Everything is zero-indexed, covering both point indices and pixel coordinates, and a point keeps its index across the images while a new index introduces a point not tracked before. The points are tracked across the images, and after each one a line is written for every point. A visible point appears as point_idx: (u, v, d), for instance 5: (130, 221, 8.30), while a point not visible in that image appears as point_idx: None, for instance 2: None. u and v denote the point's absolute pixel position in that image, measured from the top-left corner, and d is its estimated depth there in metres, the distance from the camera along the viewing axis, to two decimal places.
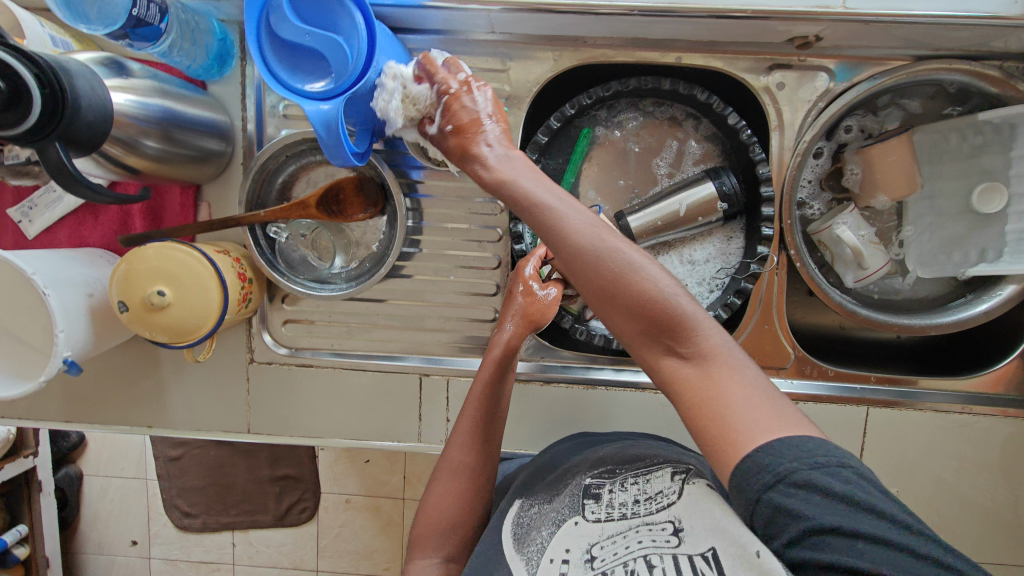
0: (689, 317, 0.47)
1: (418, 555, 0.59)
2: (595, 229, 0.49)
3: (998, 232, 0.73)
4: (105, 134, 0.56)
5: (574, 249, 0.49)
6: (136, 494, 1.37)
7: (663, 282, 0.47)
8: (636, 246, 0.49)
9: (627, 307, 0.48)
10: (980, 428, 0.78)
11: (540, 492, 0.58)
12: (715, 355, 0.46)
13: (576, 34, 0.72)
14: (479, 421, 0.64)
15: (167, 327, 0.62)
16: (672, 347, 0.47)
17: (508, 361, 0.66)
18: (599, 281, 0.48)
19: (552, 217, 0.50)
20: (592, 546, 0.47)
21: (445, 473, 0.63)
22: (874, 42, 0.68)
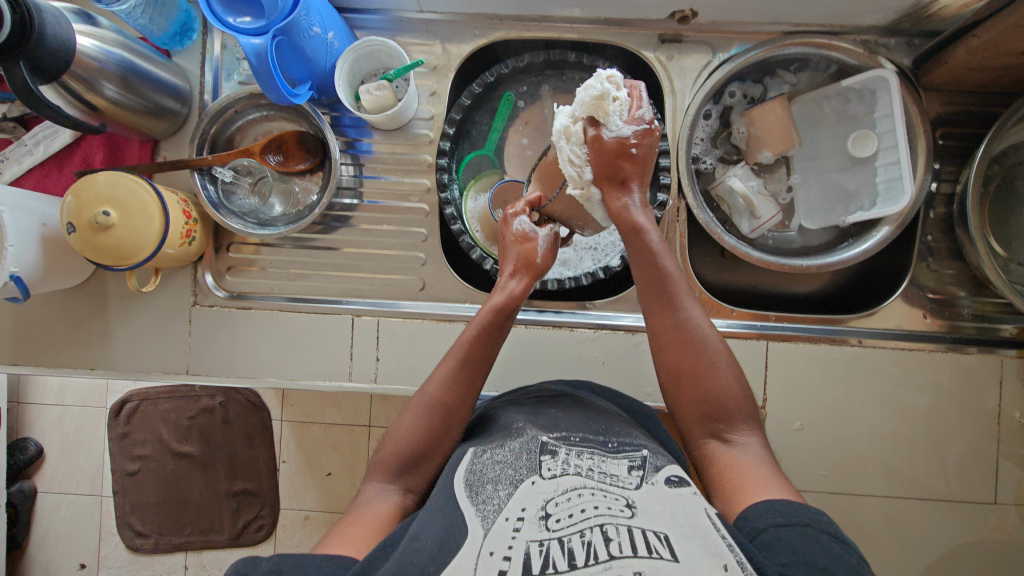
0: (742, 413, 0.60)
1: (375, 479, 0.61)
2: (710, 332, 0.63)
3: (872, 182, 0.82)
4: (66, 66, 0.65)
5: (665, 328, 0.64)
6: (86, 512, 1.31)
7: (726, 381, 0.61)
8: (719, 341, 0.63)
9: (682, 366, 0.62)
10: (873, 360, 0.82)
11: (489, 443, 0.62)
12: (739, 419, 0.60)
13: (493, 12, 0.83)
14: (466, 364, 0.66)
15: (109, 248, 0.70)
16: (720, 433, 0.60)
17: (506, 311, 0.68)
18: (678, 342, 0.63)
19: (675, 303, 0.63)
20: (548, 503, 0.50)
21: (419, 408, 0.64)
22: (742, 18, 0.80)
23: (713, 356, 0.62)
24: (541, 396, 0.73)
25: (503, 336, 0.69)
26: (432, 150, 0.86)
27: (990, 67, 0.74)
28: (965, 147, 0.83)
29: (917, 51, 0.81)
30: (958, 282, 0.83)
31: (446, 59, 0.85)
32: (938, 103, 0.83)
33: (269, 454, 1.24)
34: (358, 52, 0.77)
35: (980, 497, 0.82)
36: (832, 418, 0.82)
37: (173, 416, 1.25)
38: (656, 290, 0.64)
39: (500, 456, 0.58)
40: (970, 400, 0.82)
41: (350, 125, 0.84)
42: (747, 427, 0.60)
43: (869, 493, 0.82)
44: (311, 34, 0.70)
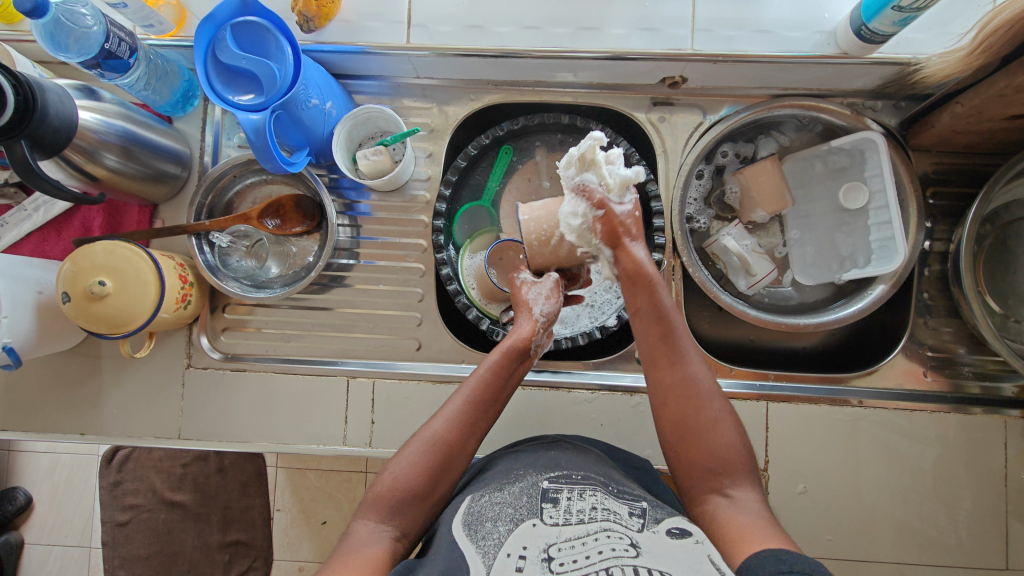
0: (741, 470, 0.61)
1: (370, 515, 0.59)
2: (710, 386, 0.63)
3: (865, 242, 0.82)
4: (67, 141, 0.66)
5: (671, 382, 0.63)
6: (77, 564, 1.41)
7: (728, 438, 0.61)
8: (721, 398, 0.64)
9: (689, 417, 0.62)
10: (876, 420, 0.81)
11: (490, 486, 0.61)
12: (739, 473, 0.60)
13: (489, 78, 0.85)
14: (472, 401, 0.64)
15: (105, 317, 0.69)
16: (722, 488, 0.59)
17: (517, 353, 0.66)
18: (681, 398, 0.62)
19: (677, 355, 0.63)
20: (550, 547, 0.50)
21: (422, 443, 0.62)
22: (732, 83, 0.82)
23: (710, 401, 0.63)
24: (540, 443, 0.71)
25: (512, 385, 0.67)
26: (428, 211, 0.86)
27: (976, 130, 0.75)
28: (955, 207, 0.85)
29: (903, 113, 0.82)
30: (957, 340, 0.84)
31: (443, 123, 0.87)
32: (928, 162, 0.85)
33: (264, 503, 1.25)
34: (355, 119, 0.79)
35: (992, 563, 0.79)
36: (836, 479, 0.80)
37: (167, 464, 1.24)
38: (661, 345, 0.64)
39: (499, 497, 0.57)
40: (976, 460, 0.80)
41: (348, 187, 0.85)
42: (746, 483, 0.60)
43: (878, 559, 0.79)
44: (310, 106, 0.72)
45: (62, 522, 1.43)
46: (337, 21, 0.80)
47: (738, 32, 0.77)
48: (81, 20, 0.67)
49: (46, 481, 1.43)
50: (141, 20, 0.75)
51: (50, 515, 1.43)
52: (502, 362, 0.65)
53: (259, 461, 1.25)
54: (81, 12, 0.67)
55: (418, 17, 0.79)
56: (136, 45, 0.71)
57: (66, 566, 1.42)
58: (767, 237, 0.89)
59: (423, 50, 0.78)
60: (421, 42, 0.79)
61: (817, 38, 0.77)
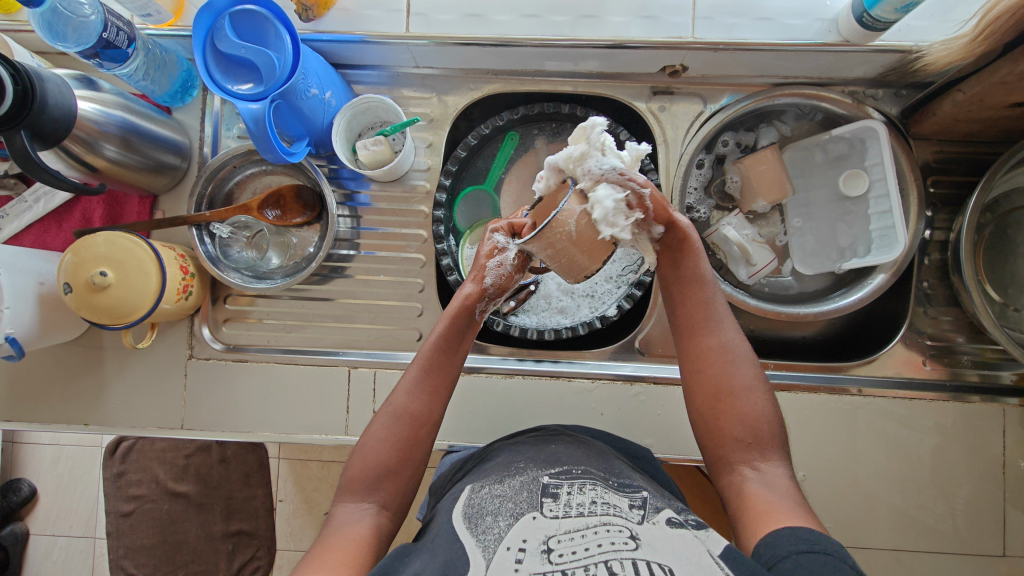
0: (773, 440, 0.60)
1: (348, 499, 0.60)
2: (745, 352, 0.64)
3: (866, 232, 0.82)
4: (67, 131, 0.66)
5: (708, 347, 0.64)
6: (81, 553, 1.43)
7: (762, 408, 0.61)
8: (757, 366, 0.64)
9: (721, 384, 0.62)
10: (875, 408, 0.82)
11: (491, 479, 0.61)
12: (770, 441, 0.60)
13: (488, 67, 0.85)
14: (428, 371, 0.64)
15: (107, 308, 0.69)
16: (751, 461, 0.59)
17: (464, 318, 0.65)
18: (717, 362, 0.63)
19: (713, 322, 0.64)
20: (549, 539, 0.50)
21: (386, 418, 0.63)
22: (732, 72, 0.82)
23: (745, 370, 0.63)
24: (541, 435, 0.72)
25: (468, 347, 0.67)
26: (428, 202, 0.86)
27: (978, 118, 0.75)
28: (956, 195, 0.85)
29: (904, 101, 0.82)
30: (956, 329, 0.84)
31: (443, 113, 0.86)
32: (929, 151, 0.84)
33: (267, 493, 1.28)
34: (355, 109, 0.79)
35: (988, 549, 0.80)
36: (834, 467, 0.81)
37: (169, 455, 1.24)
38: (696, 313, 0.65)
39: (499, 491, 0.58)
40: (973, 447, 0.81)
41: (348, 178, 0.85)
42: (776, 454, 0.60)
43: (876, 546, 0.80)
44: (309, 96, 0.71)
45: (66, 513, 1.44)
46: (335, 10, 0.79)
47: (739, 20, 0.77)
48: (79, 9, 0.66)
49: (50, 472, 1.44)
50: (138, 8, 0.74)
51: (54, 506, 1.44)
52: (451, 327, 0.64)
53: (261, 452, 1.26)
54: (80, 1, 0.66)
55: (417, 6, 0.79)
56: (134, 35, 0.71)
57: (70, 556, 1.43)
58: (767, 227, 0.89)
59: (422, 39, 0.78)
60: (420, 31, 0.79)
61: (819, 25, 0.77)
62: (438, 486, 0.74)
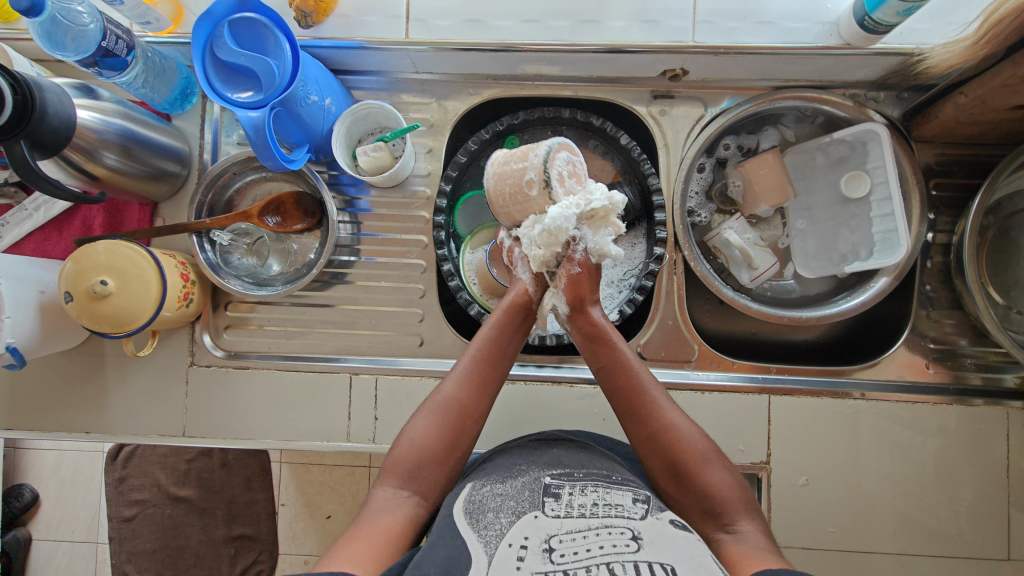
0: (738, 503, 0.59)
1: (388, 483, 0.60)
2: (689, 426, 0.63)
3: (868, 235, 0.82)
4: (67, 140, 0.65)
5: (651, 435, 0.62)
6: (84, 559, 1.43)
7: (719, 477, 0.60)
8: (702, 438, 0.63)
9: (677, 462, 0.61)
10: (877, 413, 0.81)
11: (492, 476, 0.61)
12: (732, 501, 0.59)
13: (488, 72, 0.84)
14: (482, 364, 0.65)
15: (107, 316, 0.69)
16: (725, 524, 0.58)
17: (521, 316, 0.67)
18: (659, 448, 0.62)
19: (649, 408, 0.63)
20: (551, 539, 0.50)
21: (437, 407, 0.63)
22: (733, 76, 0.82)
23: (693, 440, 0.62)
24: (542, 439, 0.71)
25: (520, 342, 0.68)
26: (429, 207, 0.86)
27: (980, 121, 0.74)
28: (959, 197, 0.85)
29: (906, 104, 0.82)
30: (960, 332, 0.84)
31: (443, 118, 0.86)
32: (931, 153, 0.84)
33: (268, 498, 1.27)
34: (354, 116, 0.78)
35: (992, 553, 0.80)
36: (838, 471, 0.81)
37: (171, 460, 1.23)
38: (634, 401, 0.64)
39: (501, 489, 0.57)
40: (977, 450, 0.80)
41: (348, 183, 0.85)
42: (745, 513, 0.59)
43: (879, 550, 0.80)
44: (309, 102, 0.71)
45: (69, 518, 1.44)
46: (335, 16, 0.79)
47: (740, 24, 0.77)
48: (77, 18, 0.66)
49: (52, 477, 1.44)
50: (138, 15, 0.74)
51: (57, 511, 1.44)
52: (507, 325, 0.66)
53: (263, 457, 1.26)
54: (78, 10, 0.66)
55: (416, 11, 0.79)
56: (133, 42, 0.71)
57: (73, 561, 1.43)
58: (769, 230, 0.89)
59: (422, 45, 0.77)
60: (419, 37, 0.78)
61: (820, 28, 0.76)
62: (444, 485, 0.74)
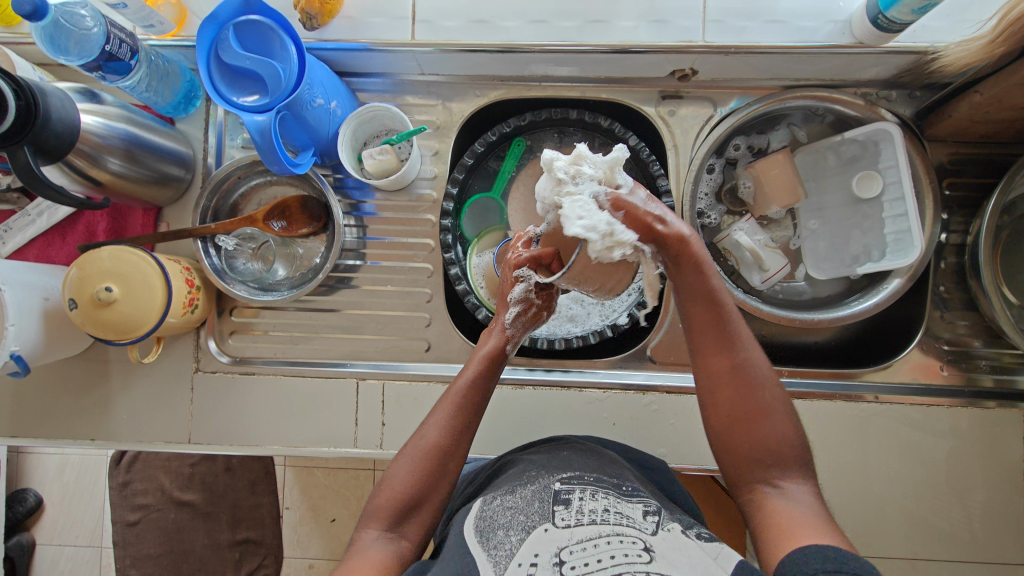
0: (793, 461, 0.59)
1: (372, 525, 0.59)
2: (762, 368, 0.61)
3: (880, 235, 0.81)
4: (70, 146, 0.65)
5: (728, 370, 0.60)
6: (88, 564, 1.42)
7: (782, 428, 0.59)
8: (774, 387, 0.61)
9: (744, 405, 0.60)
10: (892, 416, 0.80)
11: (502, 489, 0.60)
12: (787, 457, 0.59)
13: (495, 74, 0.83)
14: (460, 408, 0.64)
15: (111, 323, 0.68)
16: (770, 479, 0.58)
17: (494, 363, 0.67)
18: (731, 385, 0.60)
19: (729, 341, 0.61)
20: (562, 551, 0.49)
21: (418, 452, 0.62)
22: (743, 75, 0.81)
23: (761, 389, 0.60)
24: (552, 444, 0.71)
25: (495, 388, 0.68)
26: (435, 210, 0.85)
27: (994, 119, 0.73)
28: (971, 197, 0.84)
29: (918, 103, 0.81)
30: (973, 334, 0.83)
31: (449, 120, 0.85)
32: (943, 152, 0.83)
33: (272, 502, 1.27)
34: (361, 118, 0.78)
35: (1008, 558, 0.79)
36: (851, 475, 0.79)
37: (175, 464, 1.23)
38: (712, 333, 0.61)
39: (510, 502, 0.56)
40: (993, 453, 0.79)
41: (353, 187, 0.84)
42: (797, 475, 0.58)
43: (893, 555, 0.79)
44: (314, 106, 0.71)
45: (72, 523, 1.43)
46: (340, 18, 0.78)
47: (750, 23, 0.76)
48: (80, 22, 0.65)
49: (55, 481, 1.44)
50: (141, 19, 0.73)
51: (60, 515, 1.43)
52: (488, 367, 0.66)
53: (267, 461, 1.26)
54: (81, 14, 0.65)
55: (423, 12, 0.78)
56: (137, 47, 0.70)
57: (77, 566, 1.43)
58: (779, 231, 0.88)
59: (428, 47, 0.77)
60: (425, 39, 0.78)
61: (831, 27, 0.76)
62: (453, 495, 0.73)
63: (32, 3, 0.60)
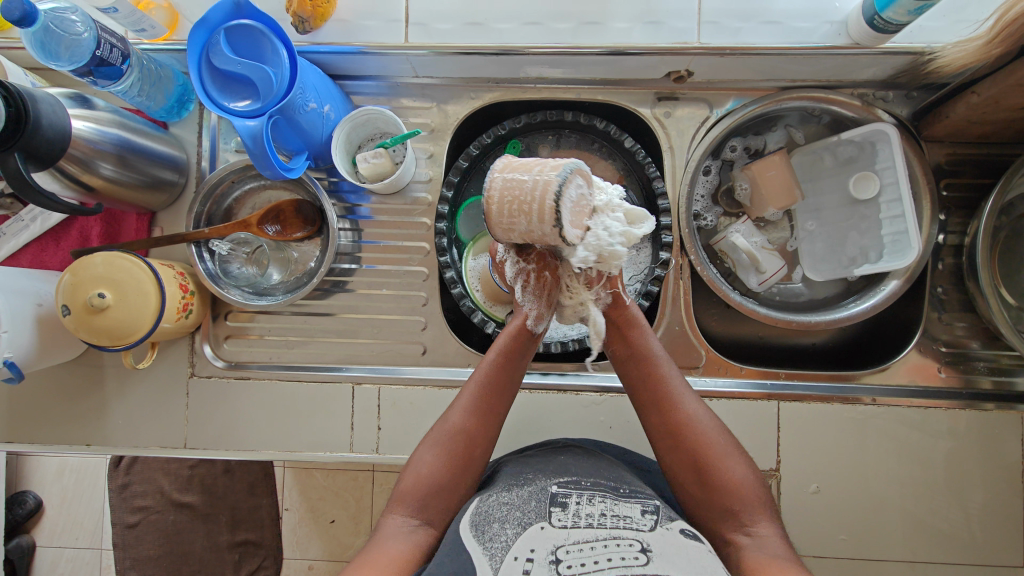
0: (759, 504, 0.59)
1: (397, 511, 0.59)
2: (705, 417, 0.63)
3: (877, 237, 0.80)
4: (62, 151, 0.64)
5: (673, 424, 0.62)
6: (88, 566, 1.43)
7: (739, 471, 0.60)
8: (721, 434, 0.62)
9: (696, 454, 0.61)
10: (890, 418, 0.80)
11: (498, 487, 0.60)
12: (750, 501, 0.58)
13: (490, 76, 0.83)
14: (485, 393, 0.64)
15: (104, 329, 0.68)
16: (742, 527, 0.57)
17: (521, 342, 0.64)
18: (677, 438, 0.62)
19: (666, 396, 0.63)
20: (558, 550, 0.49)
21: (444, 437, 0.62)
22: (739, 77, 0.80)
23: (712, 435, 0.62)
24: (548, 447, 0.70)
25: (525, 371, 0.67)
26: (431, 213, 0.85)
27: (991, 120, 0.73)
28: (969, 197, 0.83)
29: (915, 103, 0.80)
30: (971, 335, 0.82)
31: (443, 122, 0.85)
32: (941, 153, 0.83)
33: (272, 503, 1.25)
34: (354, 121, 0.77)
35: (1007, 560, 0.78)
36: (849, 478, 0.79)
37: (174, 466, 1.22)
38: (651, 391, 0.64)
39: (507, 498, 0.56)
40: (992, 455, 0.79)
41: (348, 190, 0.84)
42: (765, 516, 0.58)
43: (891, 558, 0.79)
44: (307, 109, 0.70)
45: (72, 525, 1.43)
46: (333, 20, 0.78)
47: (745, 24, 0.76)
48: (71, 27, 0.65)
49: (55, 483, 1.44)
50: (132, 24, 0.73)
51: (60, 518, 1.43)
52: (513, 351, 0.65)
53: (266, 462, 1.26)
54: (71, 20, 0.65)
55: (416, 15, 0.78)
56: (128, 51, 0.70)
57: (77, 568, 1.43)
58: (776, 232, 0.88)
59: (421, 49, 0.76)
60: (419, 41, 0.77)
61: (827, 28, 0.75)
62: None
63: (21, 9, 0.59)
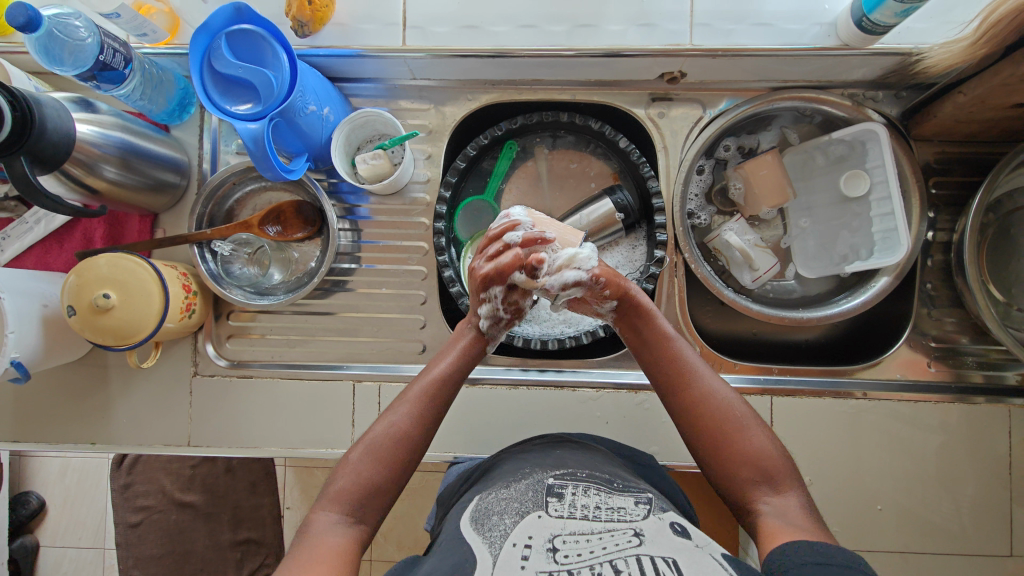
0: (784, 471, 0.58)
1: (328, 510, 0.57)
2: (729, 394, 0.63)
3: (868, 234, 0.82)
4: (66, 155, 0.65)
5: (690, 400, 0.63)
6: (91, 565, 1.44)
7: (764, 442, 0.60)
8: (745, 408, 0.63)
9: (717, 425, 0.61)
10: (880, 411, 0.81)
11: (497, 484, 0.61)
12: (776, 470, 0.58)
13: (486, 77, 0.84)
14: (428, 399, 0.65)
15: (110, 327, 0.69)
16: (761, 495, 0.57)
17: (460, 358, 0.68)
18: (701, 411, 0.62)
19: (688, 374, 0.64)
20: (555, 537, 0.50)
21: (384, 439, 0.62)
22: (731, 77, 0.81)
23: (734, 407, 0.62)
24: (548, 442, 0.72)
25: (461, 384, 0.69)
26: (429, 213, 0.86)
27: (978, 119, 0.74)
28: (957, 196, 0.85)
29: (904, 103, 0.82)
30: (960, 330, 0.84)
31: (441, 123, 0.86)
32: (930, 152, 0.84)
33: (273, 502, 1.27)
34: (353, 123, 0.79)
35: (994, 549, 0.80)
36: (842, 470, 0.81)
37: (175, 466, 1.24)
38: (671, 370, 0.65)
39: (505, 492, 0.58)
40: (979, 447, 0.81)
41: (347, 191, 0.85)
42: (790, 483, 0.57)
43: (882, 548, 0.80)
44: (307, 112, 0.71)
45: (74, 525, 1.45)
46: (331, 24, 0.79)
47: (737, 26, 0.77)
48: (74, 32, 0.66)
49: (57, 485, 1.45)
50: (133, 28, 0.74)
51: (63, 518, 1.45)
52: (460, 362, 0.68)
53: (267, 461, 1.27)
54: (75, 25, 0.66)
55: (414, 18, 0.79)
56: (131, 55, 0.71)
57: (80, 568, 1.45)
58: (769, 230, 0.89)
59: (419, 52, 0.77)
60: (416, 44, 0.79)
61: (817, 29, 0.77)
62: (445, 499, 0.74)
63: (26, 15, 0.60)
